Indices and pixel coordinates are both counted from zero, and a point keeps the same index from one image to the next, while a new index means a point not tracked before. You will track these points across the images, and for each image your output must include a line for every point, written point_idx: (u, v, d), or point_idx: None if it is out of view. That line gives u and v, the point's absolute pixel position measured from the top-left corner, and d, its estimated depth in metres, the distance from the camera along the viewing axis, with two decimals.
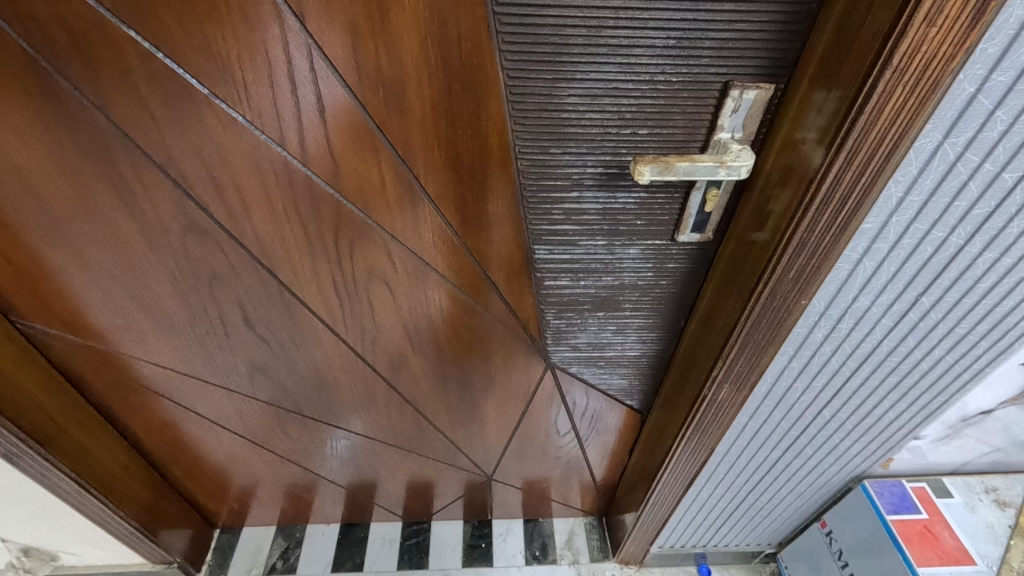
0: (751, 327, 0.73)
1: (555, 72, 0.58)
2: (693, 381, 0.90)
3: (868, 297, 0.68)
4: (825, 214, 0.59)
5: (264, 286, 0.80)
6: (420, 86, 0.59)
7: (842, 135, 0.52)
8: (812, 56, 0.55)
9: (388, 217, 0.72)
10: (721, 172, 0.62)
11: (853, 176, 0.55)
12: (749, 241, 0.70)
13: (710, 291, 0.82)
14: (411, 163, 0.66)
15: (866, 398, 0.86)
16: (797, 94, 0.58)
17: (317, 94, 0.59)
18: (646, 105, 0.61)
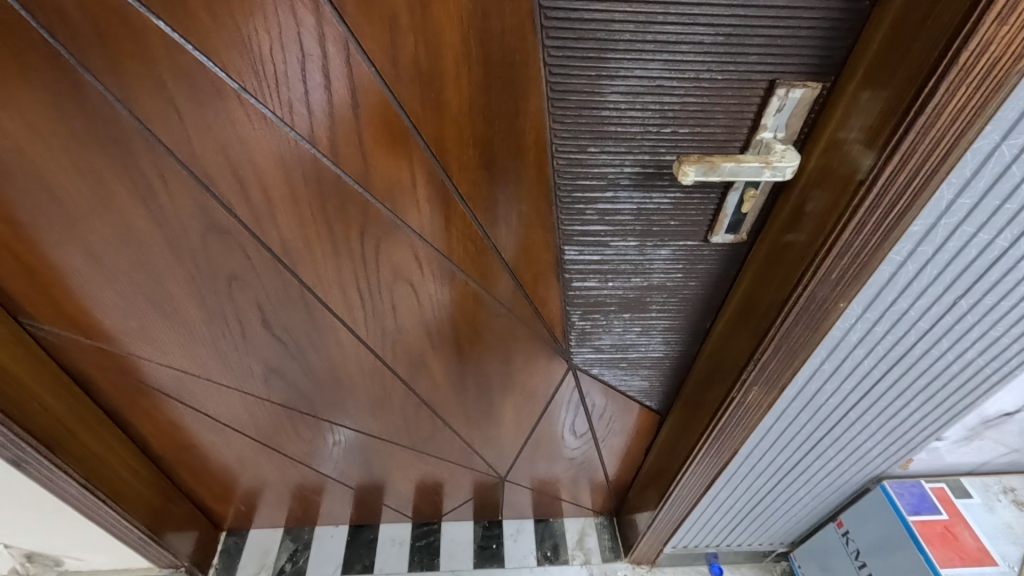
0: (786, 329, 0.72)
1: (598, 69, 0.56)
2: (720, 382, 0.89)
3: (907, 300, 0.67)
4: (874, 217, 0.57)
5: (285, 286, 0.77)
6: (458, 82, 0.57)
7: (898, 136, 0.51)
8: (863, 54, 0.54)
9: (416, 217, 0.69)
10: (766, 172, 0.60)
11: (907, 179, 0.53)
12: (786, 242, 0.69)
13: (739, 293, 0.81)
14: (444, 162, 0.64)
15: (892, 400, 0.86)
16: (845, 93, 0.57)
17: (350, 90, 0.56)
18: (688, 103, 0.60)
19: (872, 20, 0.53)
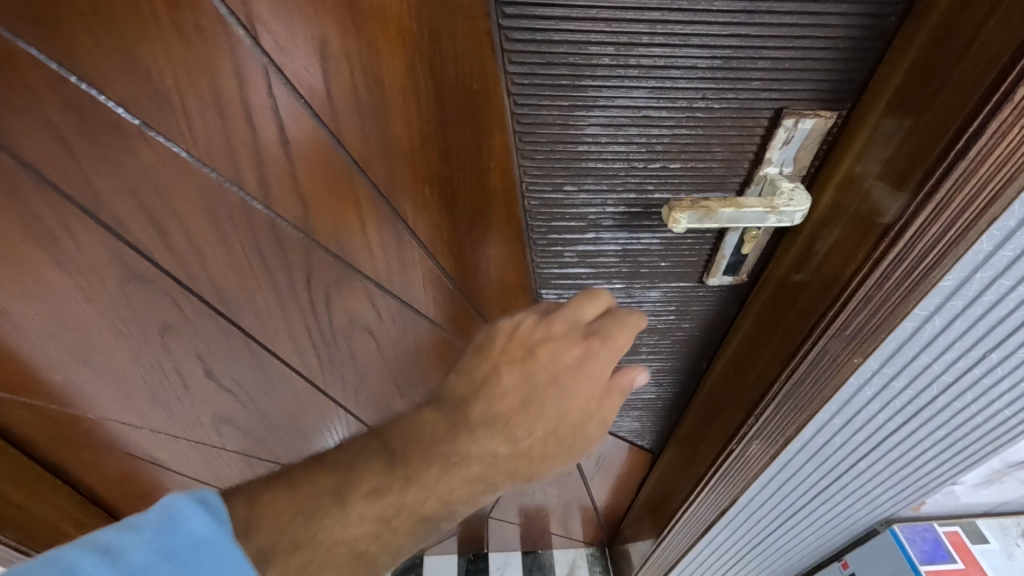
0: (791, 386, 0.65)
1: (573, 99, 0.47)
2: (719, 430, 0.82)
3: (932, 354, 0.58)
4: (899, 269, 0.49)
5: (227, 337, 0.68)
6: (407, 115, 0.48)
7: (934, 178, 0.42)
8: (886, 81, 0.45)
9: (371, 263, 0.60)
10: (771, 218, 0.51)
11: (943, 228, 0.45)
12: (793, 287, 0.60)
13: (739, 336, 0.72)
14: (397, 204, 0.55)
15: (907, 449, 0.78)
16: (864, 124, 0.48)
17: (277, 129, 0.47)
18: (679, 137, 0.51)
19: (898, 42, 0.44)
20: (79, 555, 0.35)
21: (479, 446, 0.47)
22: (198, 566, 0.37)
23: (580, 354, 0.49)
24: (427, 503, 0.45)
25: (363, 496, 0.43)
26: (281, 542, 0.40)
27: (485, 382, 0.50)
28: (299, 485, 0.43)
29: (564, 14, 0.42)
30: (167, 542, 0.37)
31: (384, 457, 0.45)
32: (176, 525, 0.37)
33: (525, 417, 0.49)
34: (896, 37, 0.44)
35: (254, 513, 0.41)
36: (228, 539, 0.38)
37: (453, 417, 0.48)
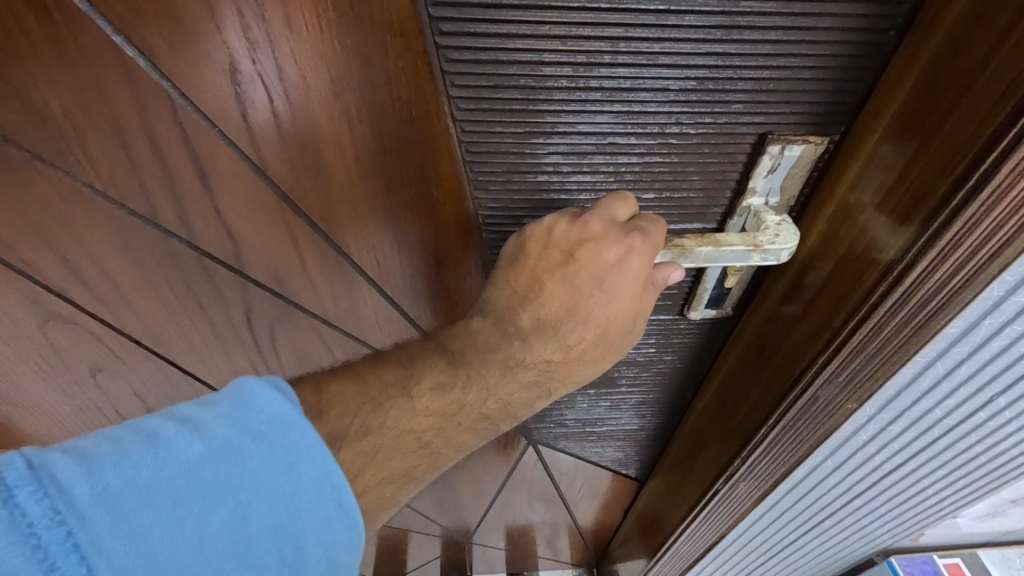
0: (782, 427, 0.61)
1: (529, 125, 0.42)
2: (706, 466, 0.78)
3: (934, 399, 0.53)
4: (896, 314, 0.44)
5: (166, 376, 0.63)
6: (338, 143, 0.42)
7: (938, 222, 0.37)
8: (886, 104, 0.39)
9: (316, 300, 0.55)
10: (755, 257, 0.46)
11: (947, 274, 0.39)
12: (780, 325, 0.54)
13: (724, 370, 0.66)
14: (339, 241, 0.49)
15: (905, 487, 0.73)
16: (859, 152, 0.42)
17: (189, 162, 0.41)
18: (651, 164, 0.45)
19: (899, 61, 0.38)
20: (155, 425, 0.31)
21: (532, 353, 0.47)
22: (274, 448, 0.32)
23: (621, 254, 0.44)
24: (486, 401, 0.45)
25: (428, 391, 0.42)
26: (352, 426, 0.38)
27: (527, 292, 0.47)
28: (367, 378, 0.41)
29: (511, 30, 0.36)
30: (241, 421, 0.32)
31: (442, 356, 0.44)
32: (252, 404, 0.33)
33: (573, 324, 0.47)
34: (897, 55, 0.38)
35: (325, 399, 0.39)
36: (304, 424, 0.33)
37: (500, 328, 0.46)
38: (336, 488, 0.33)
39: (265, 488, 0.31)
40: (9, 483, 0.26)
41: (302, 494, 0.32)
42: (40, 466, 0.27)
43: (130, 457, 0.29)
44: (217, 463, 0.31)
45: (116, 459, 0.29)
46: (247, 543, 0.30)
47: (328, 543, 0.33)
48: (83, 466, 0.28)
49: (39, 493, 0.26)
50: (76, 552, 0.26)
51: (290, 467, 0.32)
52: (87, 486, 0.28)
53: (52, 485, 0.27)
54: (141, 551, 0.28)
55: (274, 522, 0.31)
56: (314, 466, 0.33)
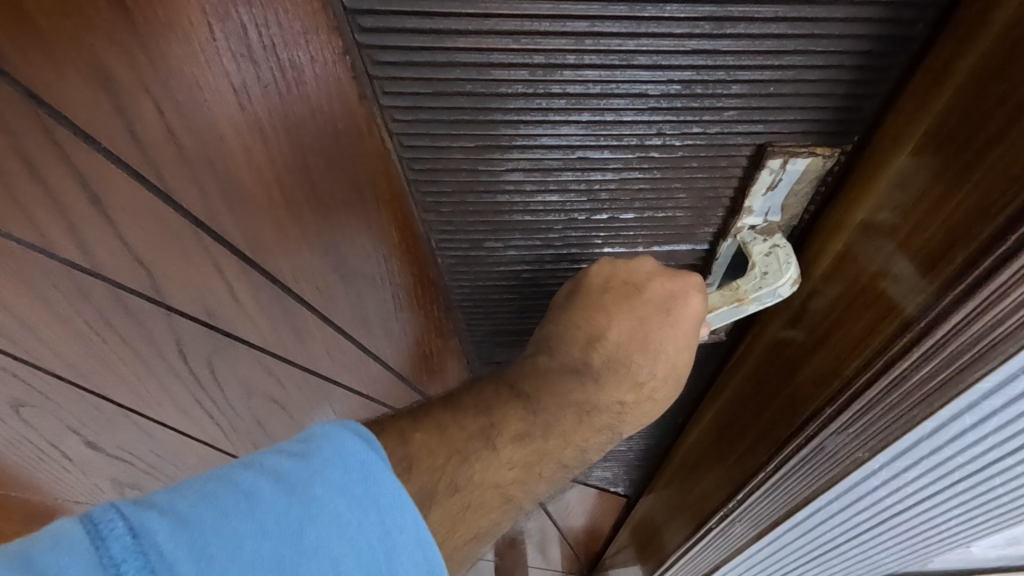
0: (789, 467, 0.55)
1: (482, 138, 0.35)
2: (704, 495, 0.73)
3: (958, 448, 0.47)
4: (920, 366, 0.37)
5: (97, 412, 0.55)
6: (252, 162, 0.35)
7: (984, 268, 0.30)
8: (914, 118, 0.32)
9: (260, 332, 0.47)
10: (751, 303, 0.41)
11: (984, 326, 0.33)
12: (783, 360, 0.48)
13: (724, 398, 0.60)
14: (273, 271, 0.42)
15: (915, 521, 0.67)
16: (879, 174, 0.35)
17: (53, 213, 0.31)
18: (630, 181, 0.39)
19: (933, 63, 0.30)
20: (247, 479, 0.25)
21: (606, 394, 0.41)
22: (374, 514, 0.26)
23: (681, 291, 0.42)
24: (567, 451, 0.38)
25: (511, 443, 0.35)
26: (441, 484, 0.31)
27: (595, 329, 0.42)
28: (448, 428, 0.34)
29: (449, 25, 0.29)
30: (336, 480, 0.26)
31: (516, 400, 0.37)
32: (343, 460, 0.27)
33: (644, 357, 0.43)
34: (931, 56, 0.30)
35: (414, 454, 0.31)
36: (395, 479, 0.27)
37: (561, 368, 0.40)
38: (435, 559, 0.27)
39: (365, 563, 0.26)
40: (110, 555, 0.21)
41: (404, 566, 0.26)
42: (135, 535, 0.22)
43: (229, 523, 0.24)
44: (322, 530, 0.25)
45: (214, 523, 0.24)
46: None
47: None
48: (187, 535, 0.23)
49: (144, 574, 0.21)
50: None
51: (392, 537, 0.26)
52: (190, 564, 0.22)
53: (158, 560, 0.22)
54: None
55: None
56: (410, 533, 0.27)
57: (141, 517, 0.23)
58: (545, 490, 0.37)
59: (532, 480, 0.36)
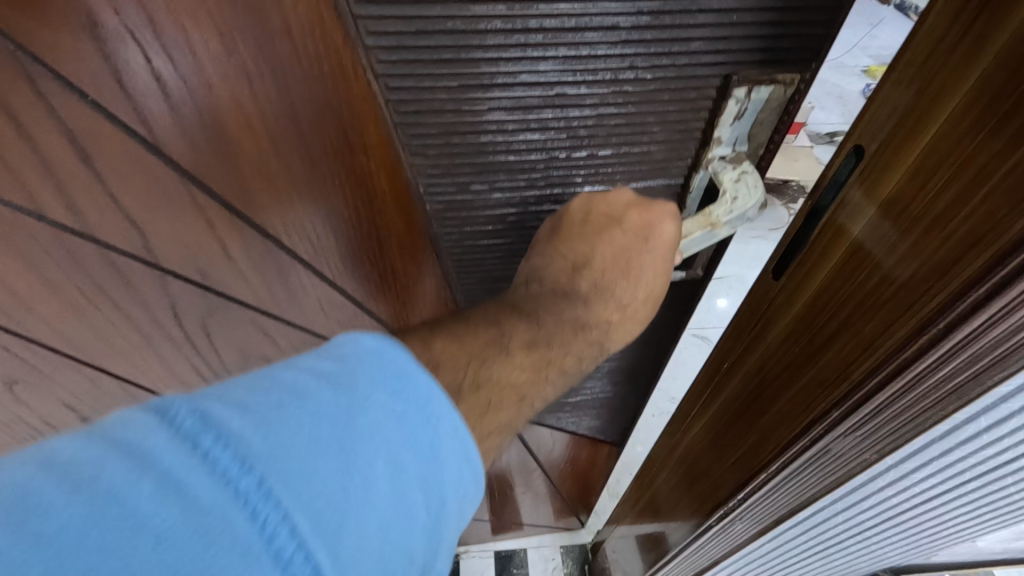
0: (794, 467, 0.52)
1: (464, 78, 0.37)
2: (710, 484, 0.71)
3: (971, 449, 0.44)
4: (942, 369, 0.33)
5: (94, 388, 0.54)
6: (241, 111, 0.36)
7: (1011, 269, 0.26)
8: (938, 103, 0.29)
9: (254, 290, 0.48)
10: (720, 233, 0.44)
11: (1009, 332, 0.28)
12: (795, 352, 0.45)
13: (734, 381, 0.58)
14: (265, 227, 0.43)
15: (918, 516, 0.65)
16: (898, 164, 0.32)
17: (54, 150, 0.33)
18: (606, 116, 0.41)
19: (964, 39, 0.27)
20: (292, 378, 0.26)
21: (594, 313, 0.44)
22: (413, 404, 0.28)
23: (661, 218, 0.43)
24: (567, 360, 0.41)
25: (521, 348, 0.38)
26: (466, 379, 0.33)
27: (578, 259, 0.45)
28: (464, 338, 0.36)
29: None
30: (373, 375, 0.27)
31: (520, 317, 0.40)
32: (376, 368, 0.28)
33: (627, 282, 0.45)
34: (959, 34, 0.27)
35: (436, 355, 0.34)
36: (431, 379, 0.29)
37: (554, 290, 0.44)
38: (469, 444, 0.30)
39: (411, 442, 0.27)
40: (182, 431, 0.22)
41: (445, 448, 0.29)
42: (201, 416, 0.22)
43: (285, 411, 0.24)
44: (372, 417, 0.26)
45: (272, 409, 0.24)
46: (406, 505, 0.26)
47: (465, 500, 0.30)
48: (251, 416, 0.23)
49: (222, 442, 0.22)
50: (272, 500, 0.22)
51: (432, 424, 0.28)
52: (260, 436, 0.23)
53: (229, 433, 0.22)
54: (330, 508, 0.23)
55: (426, 482, 0.28)
56: (447, 423, 0.29)
57: (204, 403, 0.23)
58: (552, 391, 0.40)
59: (542, 382, 0.38)
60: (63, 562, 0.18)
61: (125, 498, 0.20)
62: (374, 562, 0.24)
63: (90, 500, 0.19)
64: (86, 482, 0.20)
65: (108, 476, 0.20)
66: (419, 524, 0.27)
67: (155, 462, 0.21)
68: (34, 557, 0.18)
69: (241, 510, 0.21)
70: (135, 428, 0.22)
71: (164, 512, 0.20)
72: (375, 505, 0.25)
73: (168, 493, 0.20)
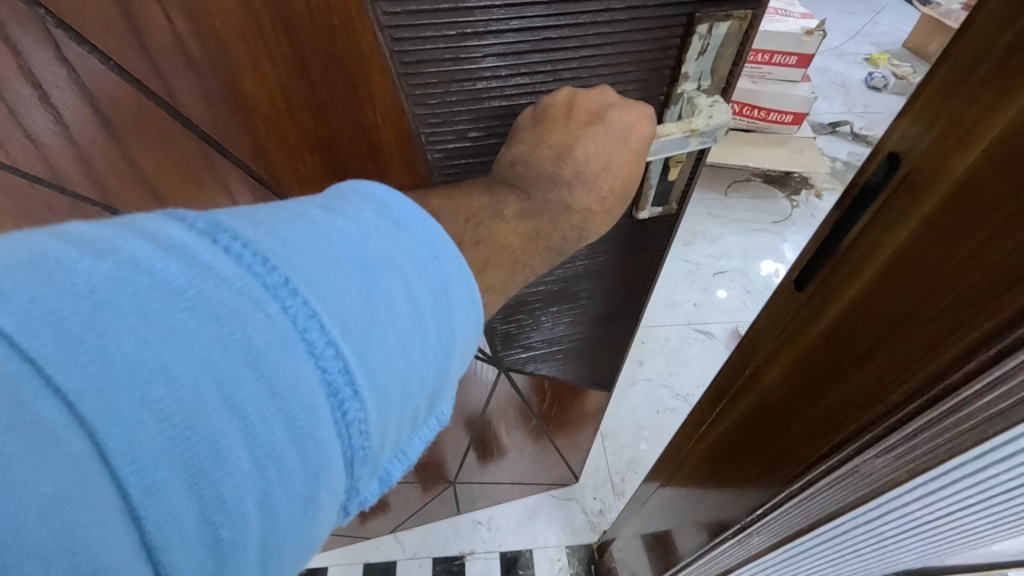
0: (808, 496, 0.47)
1: (460, 26, 0.40)
2: (714, 503, 0.65)
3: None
4: (988, 396, 0.30)
5: None
6: (257, 69, 0.38)
7: None
8: (968, 134, 0.30)
9: None
10: (693, 142, 0.50)
11: None
12: (813, 372, 0.42)
13: (745, 402, 0.54)
14: (275, 181, 0.46)
15: (956, 539, 0.58)
16: (937, 182, 0.31)
17: (75, 84, 0.36)
18: (587, 59, 0.45)
19: (994, 73, 0.28)
20: (302, 209, 0.29)
21: (574, 200, 0.44)
22: (417, 241, 0.31)
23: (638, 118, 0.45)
24: (553, 235, 0.44)
25: (516, 216, 0.42)
26: (468, 234, 0.39)
27: (561, 146, 0.43)
28: (459, 199, 0.42)
29: None
30: (380, 211, 0.31)
31: (514, 193, 0.43)
32: (385, 210, 0.31)
33: (607, 174, 0.44)
34: (991, 68, 0.29)
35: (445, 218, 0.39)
36: (432, 221, 0.32)
37: (538, 178, 0.43)
38: (473, 290, 0.33)
39: (423, 274, 0.30)
40: (199, 228, 0.25)
41: (453, 287, 0.32)
42: (212, 220, 0.25)
43: (301, 230, 0.27)
44: (384, 244, 0.30)
45: (287, 227, 0.27)
46: (417, 323, 0.29)
47: (467, 345, 0.33)
48: (268, 230, 0.26)
49: (241, 243, 0.25)
50: (296, 295, 0.25)
51: (438, 262, 0.31)
52: (277, 244, 0.26)
53: (247, 237, 0.25)
54: (353, 314, 0.27)
55: (438, 313, 0.31)
56: (451, 267, 0.32)
57: (217, 214, 0.26)
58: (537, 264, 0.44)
59: (533, 249, 0.43)
60: (103, 313, 0.21)
61: (155, 272, 0.23)
62: (394, 369, 0.28)
63: (118, 271, 0.22)
64: (109, 252, 0.23)
65: (132, 254, 0.23)
66: (431, 350, 0.30)
67: (175, 247, 0.24)
68: (72, 305, 0.21)
69: (267, 301, 0.24)
70: (156, 228, 0.24)
71: (190, 284, 0.23)
72: (395, 323, 0.28)
73: (195, 272, 0.23)
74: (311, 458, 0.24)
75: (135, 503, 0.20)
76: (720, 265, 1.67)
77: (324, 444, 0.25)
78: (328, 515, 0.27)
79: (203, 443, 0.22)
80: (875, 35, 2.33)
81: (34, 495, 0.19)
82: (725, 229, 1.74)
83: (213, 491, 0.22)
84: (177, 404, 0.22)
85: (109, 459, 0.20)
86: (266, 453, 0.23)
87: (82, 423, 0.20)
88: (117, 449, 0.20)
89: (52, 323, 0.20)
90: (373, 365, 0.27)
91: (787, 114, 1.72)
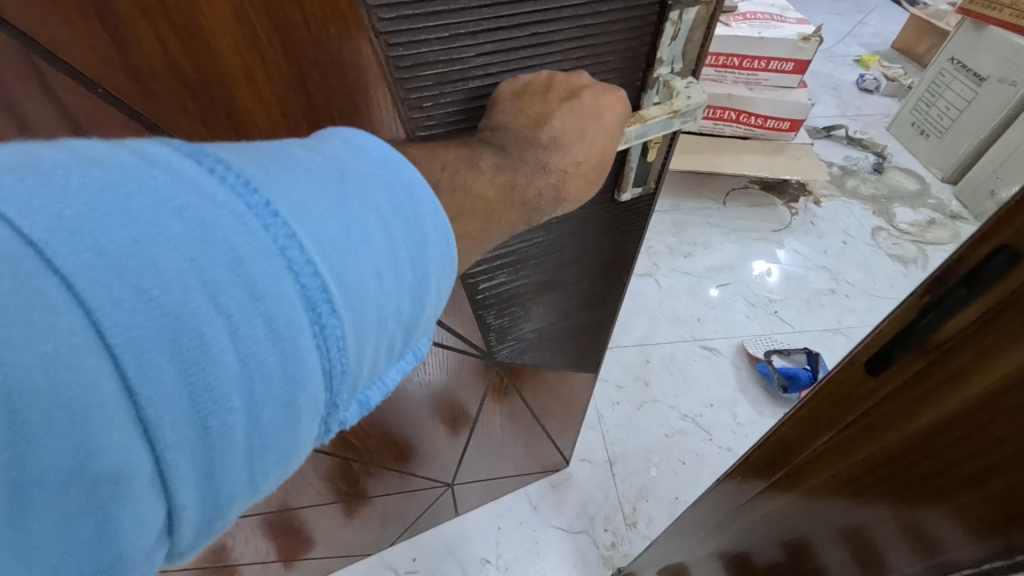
0: None
1: (452, 27, 0.40)
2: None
3: None
4: None
5: None
6: (252, 82, 0.38)
7: None
8: None
9: None
10: (675, 122, 0.53)
11: None
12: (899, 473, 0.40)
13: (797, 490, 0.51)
14: None
15: None
16: None
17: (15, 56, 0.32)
18: (571, 51, 0.46)
19: None
20: (282, 146, 0.29)
21: (550, 166, 0.43)
22: (393, 178, 0.31)
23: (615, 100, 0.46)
24: (529, 192, 0.43)
25: (491, 167, 0.41)
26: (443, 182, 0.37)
27: (539, 115, 0.43)
28: (437, 151, 0.40)
29: None
30: (359, 150, 0.31)
31: (490, 150, 0.42)
32: (364, 150, 0.31)
33: (582, 144, 0.44)
34: None
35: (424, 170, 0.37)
36: (411, 168, 0.32)
37: (515, 141, 0.42)
38: (449, 233, 0.33)
39: (399, 210, 0.30)
40: (186, 152, 0.25)
41: (428, 226, 0.31)
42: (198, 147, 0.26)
43: (281, 160, 0.28)
44: (361, 179, 0.29)
45: (267, 157, 0.27)
46: (393, 255, 0.29)
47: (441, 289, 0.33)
48: (248, 156, 0.27)
49: (223, 165, 0.25)
50: (274, 213, 0.25)
51: (415, 203, 0.31)
52: (257, 168, 0.26)
53: (230, 162, 0.26)
54: (332, 237, 0.27)
55: (413, 248, 0.30)
56: (423, 204, 0.31)
57: (207, 146, 0.27)
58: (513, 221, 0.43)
59: (508, 204, 0.41)
60: (91, 208, 0.21)
61: (138, 180, 0.23)
62: (372, 291, 0.28)
63: (106, 173, 0.23)
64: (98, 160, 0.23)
65: (117, 161, 0.23)
66: (408, 283, 0.30)
67: (158, 161, 0.24)
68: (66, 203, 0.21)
69: (250, 217, 0.25)
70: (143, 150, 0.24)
71: (177, 195, 0.23)
72: (372, 249, 0.28)
73: (178, 181, 0.24)
74: (291, 363, 0.25)
75: (131, 377, 0.21)
76: (720, 276, 1.74)
77: (303, 357, 0.25)
78: (308, 425, 0.27)
79: (190, 334, 0.22)
80: (863, 36, 2.62)
81: (39, 354, 0.19)
82: (726, 239, 1.83)
83: (201, 380, 0.22)
84: (168, 292, 0.22)
85: (106, 340, 0.20)
86: (249, 350, 0.23)
87: (78, 303, 0.20)
88: (115, 331, 0.21)
89: (48, 215, 0.20)
90: (354, 288, 0.27)
91: (783, 121, 1.83)
